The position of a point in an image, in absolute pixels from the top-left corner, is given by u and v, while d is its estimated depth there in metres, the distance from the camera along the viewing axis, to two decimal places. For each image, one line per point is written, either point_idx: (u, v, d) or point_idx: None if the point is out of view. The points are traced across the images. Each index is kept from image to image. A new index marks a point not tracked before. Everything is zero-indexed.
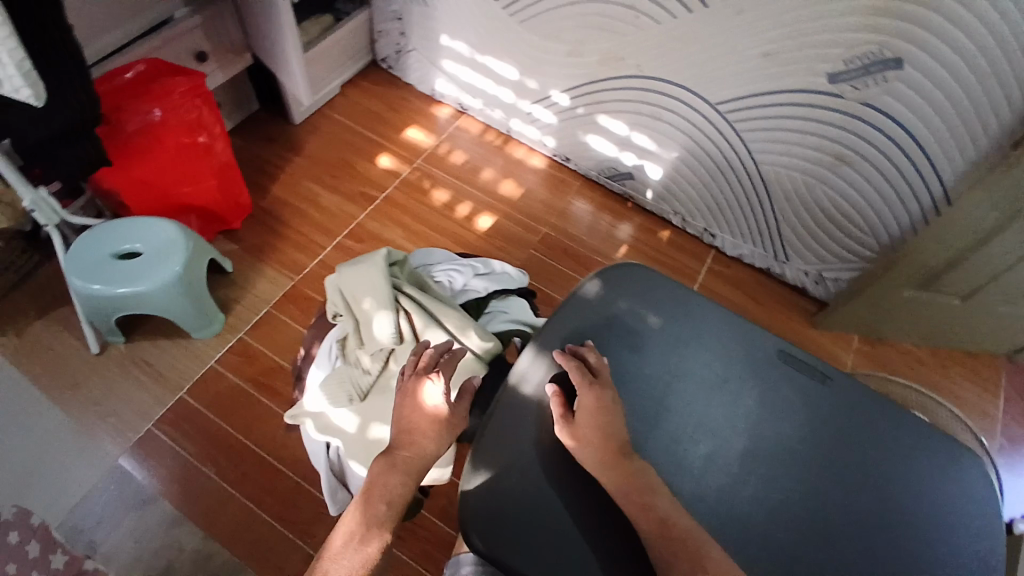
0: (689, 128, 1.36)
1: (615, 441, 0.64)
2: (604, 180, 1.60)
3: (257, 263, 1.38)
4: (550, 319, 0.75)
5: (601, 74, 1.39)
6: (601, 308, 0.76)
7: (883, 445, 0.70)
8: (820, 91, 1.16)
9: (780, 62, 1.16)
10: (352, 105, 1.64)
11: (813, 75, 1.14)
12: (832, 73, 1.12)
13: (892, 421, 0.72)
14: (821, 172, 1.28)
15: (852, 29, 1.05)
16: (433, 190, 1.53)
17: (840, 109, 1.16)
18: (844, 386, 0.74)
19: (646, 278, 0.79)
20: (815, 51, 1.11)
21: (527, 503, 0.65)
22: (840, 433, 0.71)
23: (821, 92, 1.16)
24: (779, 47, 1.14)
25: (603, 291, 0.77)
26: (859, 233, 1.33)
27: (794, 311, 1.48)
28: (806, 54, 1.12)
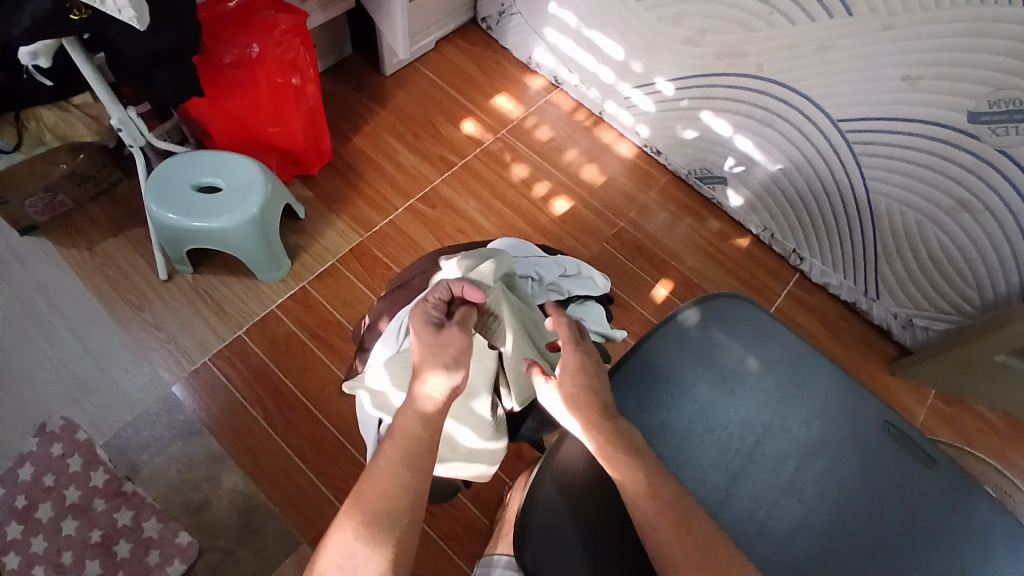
0: (799, 142, 1.26)
1: (595, 401, 0.63)
2: (692, 180, 1.51)
3: (328, 213, 1.36)
4: (640, 344, 0.70)
5: (714, 68, 1.29)
6: (699, 340, 0.71)
7: (983, 550, 0.63)
8: (955, 129, 1.05)
9: (919, 88, 1.05)
10: (445, 62, 1.58)
11: (952, 109, 1.03)
12: (975, 111, 1.02)
13: (996, 525, 0.65)
14: (936, 215, 1.17)
15: (1003, 70, 0.96)
16: (514, 164, 1.47)
17: (973, 152, 1.05)
18: (950, 473, 0.67)
19: (749, 314, 0.73)
20: (963, 83, 1.00)
21: (588, 538, 0.61)
22: (936, 527, 0.64)
23: (957, 129, 1.05)
24: (923, 71, 1.03)
25: (700, 320, 0.71)
26: (964, 287, 1.22)
27: (873, 353, 1.38)
28: (951, 85, 1.02)
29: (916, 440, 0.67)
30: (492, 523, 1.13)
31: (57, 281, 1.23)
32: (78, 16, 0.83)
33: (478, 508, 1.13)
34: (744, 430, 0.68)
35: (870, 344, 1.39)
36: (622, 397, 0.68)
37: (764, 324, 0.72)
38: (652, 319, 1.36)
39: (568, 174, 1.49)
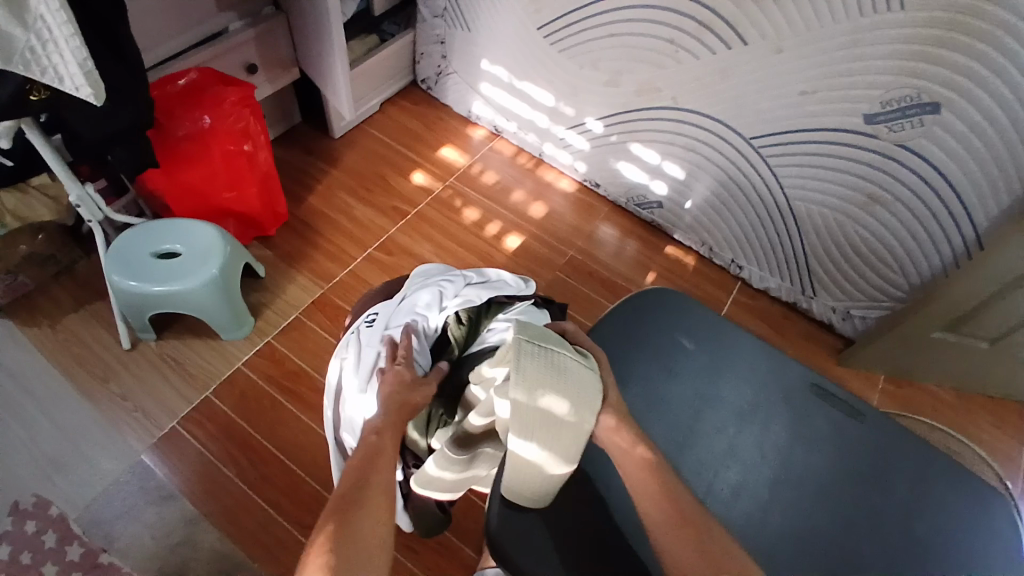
0: (721, 160, 1.38)
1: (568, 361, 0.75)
2: (632, 207, 1.61)
3: (289, 269, 1.41)
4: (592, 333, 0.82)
5: (636, 103, 1.41)
6: (636, 332, 0.82)
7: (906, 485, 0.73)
8: (855, 131, 1.18)
9: (817, 100, 1.18)
10: (390, 122, 1.68)
11: (850, 115, 1.16)
12: (869, 113, 1.14)
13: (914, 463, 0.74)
14: (854, 211, 1.28)
15: (887, 74, 1.08)
16: (464, 208, 1.56)
17: (876, 150, 1.18)
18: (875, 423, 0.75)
19: (678, 313, 0.85)
20: (854, 91, 1.13)
21: None
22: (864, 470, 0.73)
23: (857, 131, 1.17)
24: (815, 85, 1.16)
25: (623, 322, 0.82)
26: (889, 274, 1.32)
27: (821, 349, 1.46)
28: (844, 93, 1.15)
29: (836, 394, 0.79)
30: (476, 552, 1.13)
31: (21, 362, 1.23)
32: (38, 97, 0.89)
33: (461, 540, 1.14)
34: None
35: (817, 341, 1.47)
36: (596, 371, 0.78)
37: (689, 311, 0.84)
38: None
39: (516, 212, 1.58)
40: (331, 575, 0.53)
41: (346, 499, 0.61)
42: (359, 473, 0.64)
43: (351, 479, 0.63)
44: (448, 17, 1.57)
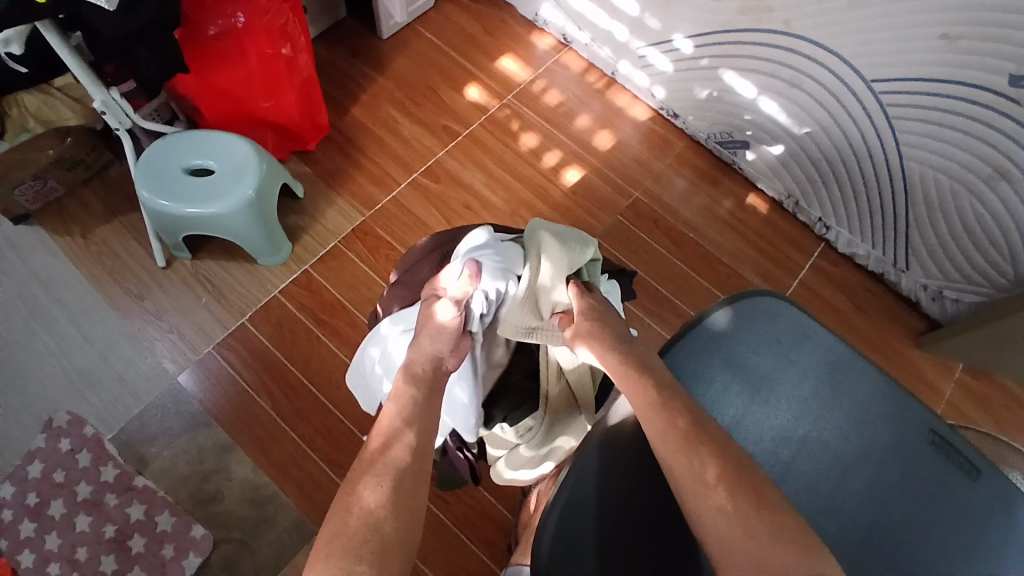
0: (829, 104, 1.17)
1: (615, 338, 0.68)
2: (712, 144, 1.42)
3: (329, 191, 1.30)
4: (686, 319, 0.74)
5: (738, 24, 1.19)
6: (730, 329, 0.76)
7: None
8: (994, 91, 0.97)
9: (958, 49, 0.96)
10: (446, 22, 1.48)
11: (991, 72, 0.95)
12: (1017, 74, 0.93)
13: None
14: (973, 183, 1.09)
15: None
16: (521, 132, 1.39)
17: (1015, 117, 0.97)
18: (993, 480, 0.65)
19: (793, 317, 0.68)
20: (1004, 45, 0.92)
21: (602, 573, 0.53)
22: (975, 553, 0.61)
23: (996, 91, 0.96)
24: (963, 29, 0.94)
25: (729, 317, 0.67)
26: (996, 259, 1.15)
27: (900, 327, 1.32)
28: (993, 46, 0.93)
29: (960, 447, 0.64)
30: (511, 513, 1.11)
31: (54, 271, 1.19)
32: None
33: (495, 498, 1.11)
34: (778, 441, 0.65)
35: (896, 317, 1.33)
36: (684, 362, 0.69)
37: (800, 325, 0.68)
38: (671, 297, 1.30)
39: (580, 141, 1.41)
40: (352, 529, 0.52)
41: (372, 457, 0.59)
42: (388, 428, 0.62)
43: (382, 433, 0.61)
44: None
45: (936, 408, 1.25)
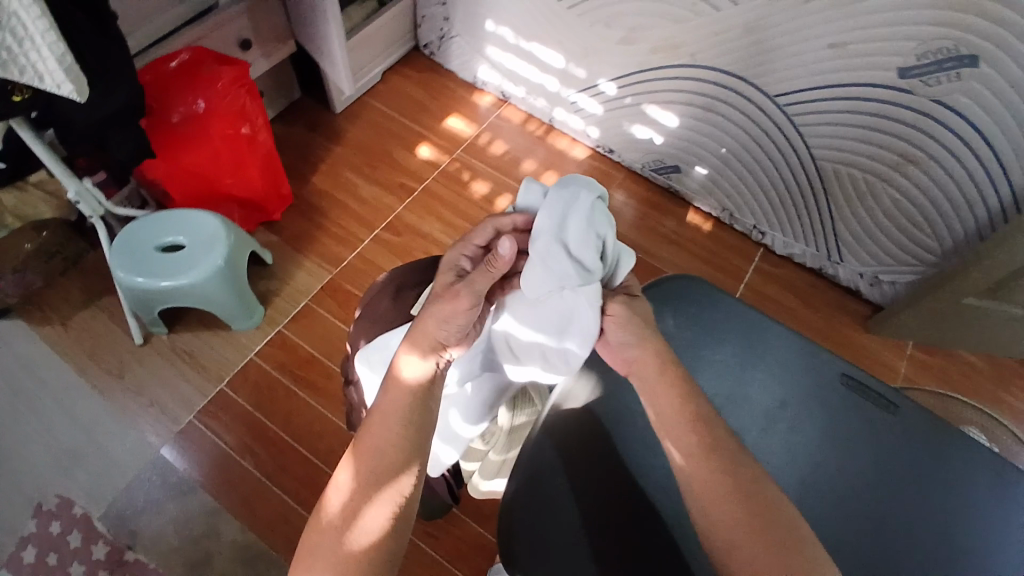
0: (743, 121, 1.30)
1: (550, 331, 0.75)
2: (648, 172, 1.54)
3: (296, 254, 1.38)
4: None
5: (654, 62, 1.33)
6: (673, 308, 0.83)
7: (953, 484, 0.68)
8: (887, 86, 1.09)
9: (848, 55, 1.10)
10: (394, 92, 1.61)
11: (882, 70, 1.08)
12: (904, 68, 1.05)
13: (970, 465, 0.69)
14: (884, 172, 1.21)
15: (926, 24, 0.99)
16: (473, 181, 1.50)
17: (911, 107, 1.09)
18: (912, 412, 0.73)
19: (710, 298, 0.77)
20: (887, 46, 1.05)
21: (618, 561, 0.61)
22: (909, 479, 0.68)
23: (890, 86, 1.09)
24: (847, 38, 1.07)
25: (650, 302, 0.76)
26: (920, 237, 1.26)
27: (849, 316, 1.41)
28: (877, 48, 1.06)
29: (874, 386, 0.72)
30: (495, 536, 1.13)
31: (35, 360, 1.23)
32: (21, 97, 0.85)
33: (480, 525, 1.13)
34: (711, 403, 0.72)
35: (844, 308, 1.42)
36: None
37: (712, 297, 0.77)
38: None
39: (528, 183, 1.52)
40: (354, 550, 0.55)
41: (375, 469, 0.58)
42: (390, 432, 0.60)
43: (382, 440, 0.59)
44: None
45: (893, 383, 1.32)
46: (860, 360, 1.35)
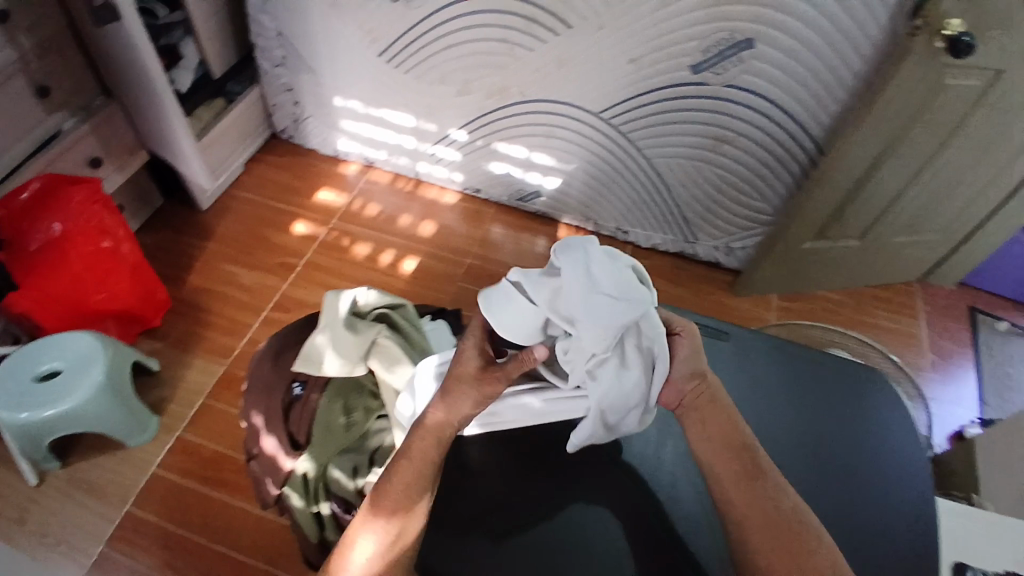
0: (581, 139, 1.46)
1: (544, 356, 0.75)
2: (515, 203, 1.67)
3: (187, 355, 1.38)
4: None
5: (491, 105, 1.46)
6: None
7: None
8: (687, 83, 1.27)
9: (646, 65, 1.27)
10: (259, 180, 1.67)
11: (679, 70, 1.25)
12: (694, 65, 1.24)
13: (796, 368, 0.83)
14: (706, 156, 1.39)
15: (703, 22, 1.17)
16: (352, 245, 1.56)
17: (710, 95, 1.28)
18: None
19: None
20: (676, 50, 1.23)
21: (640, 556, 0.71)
22: None
23: (690, 81, 1.27)
24: (641, 52, 1.25)
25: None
26: (751, 202, 1.45)
27: (716, 285, 1.58)
28: (668, 54, 1.23)
29: None
30: None
31: None
32: None
33: None
34: None
35: (709, 279, 1.60)
36: None
37: None
38: None
39: (406, 236, 1.59)
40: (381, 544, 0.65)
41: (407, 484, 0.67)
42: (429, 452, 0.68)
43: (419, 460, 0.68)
44: (288, 63, 1.57)
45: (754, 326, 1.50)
46: (730, 316, 1.52)
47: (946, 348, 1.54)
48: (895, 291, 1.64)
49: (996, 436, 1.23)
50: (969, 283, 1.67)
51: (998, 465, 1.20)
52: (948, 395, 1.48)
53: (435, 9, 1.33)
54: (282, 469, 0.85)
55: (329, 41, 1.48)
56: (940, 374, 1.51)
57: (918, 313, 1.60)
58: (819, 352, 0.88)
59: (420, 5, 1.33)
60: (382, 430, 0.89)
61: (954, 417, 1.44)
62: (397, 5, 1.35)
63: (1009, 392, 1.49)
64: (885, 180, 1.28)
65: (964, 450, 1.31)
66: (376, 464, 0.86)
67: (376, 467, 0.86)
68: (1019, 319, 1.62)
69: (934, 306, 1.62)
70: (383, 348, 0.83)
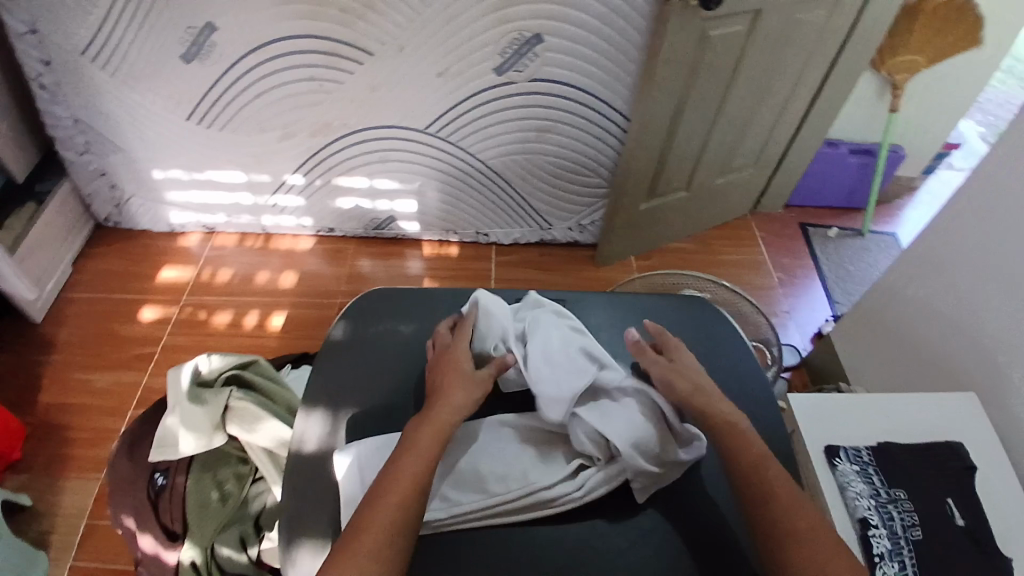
0: (416, 158, 1.48)
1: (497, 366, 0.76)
2: (373, 232, 1.67)
3: (58, 478, 1.23)
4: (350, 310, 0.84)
5: (318, 144, 1.45)
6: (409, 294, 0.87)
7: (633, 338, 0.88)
8: (496, 84, 1.33)
9: (454, 75, 1.31)
10: (94, 275, 1.56)
11: (484, 74, 1.31)
12: (497, 67, 1.29)
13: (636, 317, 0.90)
14: (535, 147, 1.46)
15: (491, 28, 1.23)
16: (212, 316, 1.49)
17: (520, 92, 1.35)
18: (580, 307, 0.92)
19: (403, 294, 0.87)
20: (477, 55, 1.27)
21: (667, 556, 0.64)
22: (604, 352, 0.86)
23: (498, 83, 1.32)
24: (446, 64, 1.29)
25: (350, 328, 0.82)
26: (587, 179, 1.55)
27: (580, 261, 1.67)
28: (471, 60, 1.28)
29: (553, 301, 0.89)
30: None
31: None
32: None
33: None
34: None
35: (573, 257, 1.68)
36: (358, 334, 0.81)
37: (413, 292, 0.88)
38: None
39: (268, 291, 1.55)
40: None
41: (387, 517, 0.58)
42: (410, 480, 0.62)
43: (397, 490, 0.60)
44: (95, 148, 1.48)
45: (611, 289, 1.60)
46: (597, 285, 1.61)
47: (788, 264, 1.71)
48: (733, 226, 1.81)
49: (838, 328, 1.38)
50: (795, 202, 1.86)
51: (852, 353, 1.33)
52: (803, 305, 1.62)
53: (233, 61, 1.30)
54: (168, 563, 0.82)
55: (131, 116, 1.41)
56: (791, 288, 1.66)
57: (759, 242, 1.77)
58: (656, 298, 0.96)
59: (215, 61, 1.30)
60: (261, 493, 0.87)
61: (810, 323, 1.58)
62: (190, 65, 1.31)
63: (851, 285, 1.66)
64: (690, 129, 1.41)
65: (822, 346, 1.45)
66: (264, 529, 0.86)
67: (266, 532, 0.85)
68: (843, 223, 1.82)
69: (769, 232, 1.80)
70: (241, 409, 0.81)
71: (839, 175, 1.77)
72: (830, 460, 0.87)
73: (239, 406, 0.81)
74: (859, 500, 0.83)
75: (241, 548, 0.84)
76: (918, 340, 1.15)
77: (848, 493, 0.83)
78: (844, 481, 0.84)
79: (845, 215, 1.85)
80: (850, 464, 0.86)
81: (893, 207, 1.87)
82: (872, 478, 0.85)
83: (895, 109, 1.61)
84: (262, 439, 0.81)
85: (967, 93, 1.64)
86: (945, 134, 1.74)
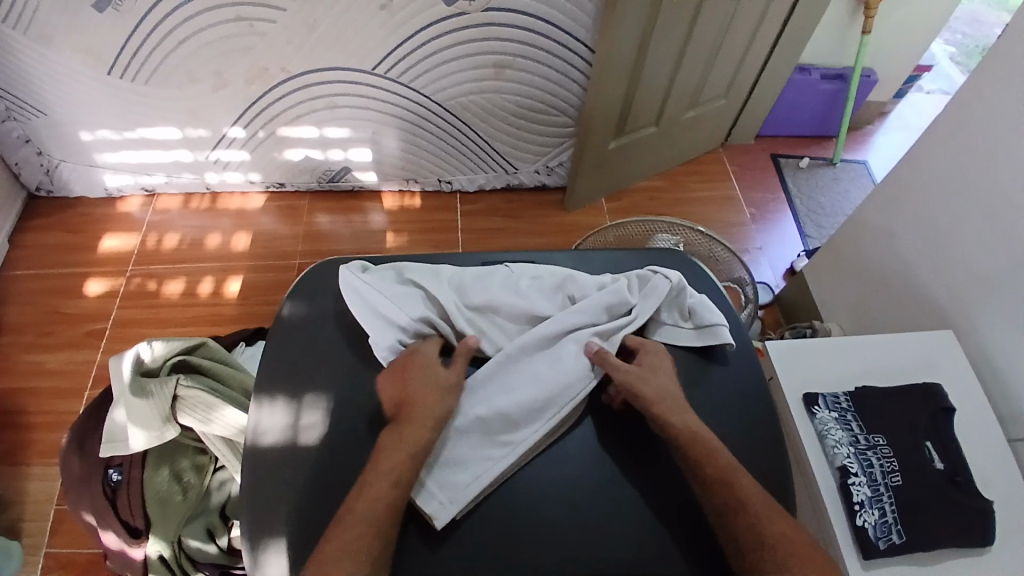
0: (367, 103, 1.38)
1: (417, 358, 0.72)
2: (328, 185, 1.58)
3: (19, 467, 1.17)
4: (301, 282, 0.82)
5: (257, 92, 1.34)
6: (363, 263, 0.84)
7: None
8: (447, 17, 1.22)
9: (399, 9, 1.20)
10: (31, 250, 1.45)
11: (433, 7, 1.19)
12: None
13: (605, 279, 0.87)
14: (494, 85, 1.37)
15: None
16: (164, 285, 1.41)
17: (474, 24, 1.24)
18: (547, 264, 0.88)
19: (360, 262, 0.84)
20: None
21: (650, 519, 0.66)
22: None
23: (449, 17, 1.21)
24: None
25: (299, 305, 0.78)
26: (551, 118, 1.47)
27: (548, 205, 1.61)
28: None
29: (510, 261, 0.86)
30: None
31: None
32: None
33: None
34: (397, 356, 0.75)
35: (541, 201, 1.62)
36: (316, 307, 0.79)
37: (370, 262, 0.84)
38: None
39: (223, 256, 1.46)
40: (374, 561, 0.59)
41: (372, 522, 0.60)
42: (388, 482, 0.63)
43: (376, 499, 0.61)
44: (12, 112, 1.34)
45: (580, 238, 1.54)
46: (568, 232, 1.56)
47: (759, 199, 1.68)
48: (703, 161, 1.75)
49: (813, 264, 1.36)
50: (765, 133, 1.82)
51: (826, 287, 1.32)
52: (770, 241, 1.60)
53: (151, 5, 1.16)
54: (136, 558, 0.81)
55: (46, 74, 1.27)
56: (761, 223, 1.63)
57: (730, 176, 1.72)
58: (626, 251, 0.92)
59: (133, 6, 1.16)
60: (224, 482, 0.85)
61: (782, 259, 1.57)
62: (104, 13, 1.17)
63: (822, 218, 1.64)
64: (657, 59, 1.33)
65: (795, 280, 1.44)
66: (231, 519, 0.85)
67: (233, 521, 0.84)
68: (814, 152, 1.79)
69: (738, 164, 1.75)
70: (191, 399, 0.76)
71: (811, 104, 1.72)
72: (808, 408, 0.87)
73: (188, 397, 0.76)
74: (839, 448, 0.84)
75: (209, 539, 0.83)
76: (892, 274, 1.14)
77: (828, 442, 0.84)
78: (823, 429, 0.85)
79: (816, 143, 1.81)
80: (829, 411, 0.87)
81: (864, 133, 1.83)
82: (850, 424, 0.86)
83: (868, 31, 1.55)
84: (218, 427, 0.76)
85: (940, 12, 1.57)
86: (918, 55, 1.69)
